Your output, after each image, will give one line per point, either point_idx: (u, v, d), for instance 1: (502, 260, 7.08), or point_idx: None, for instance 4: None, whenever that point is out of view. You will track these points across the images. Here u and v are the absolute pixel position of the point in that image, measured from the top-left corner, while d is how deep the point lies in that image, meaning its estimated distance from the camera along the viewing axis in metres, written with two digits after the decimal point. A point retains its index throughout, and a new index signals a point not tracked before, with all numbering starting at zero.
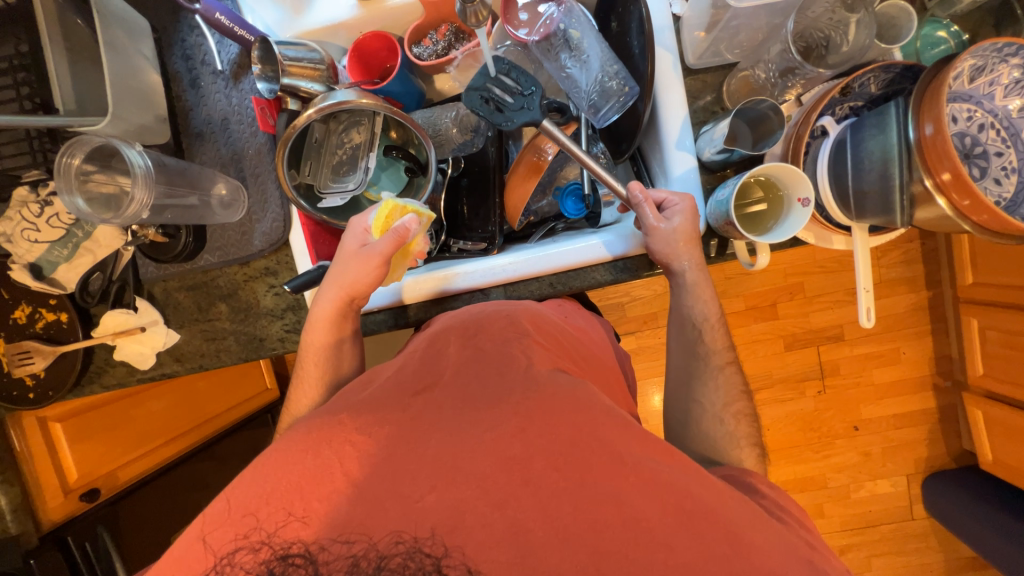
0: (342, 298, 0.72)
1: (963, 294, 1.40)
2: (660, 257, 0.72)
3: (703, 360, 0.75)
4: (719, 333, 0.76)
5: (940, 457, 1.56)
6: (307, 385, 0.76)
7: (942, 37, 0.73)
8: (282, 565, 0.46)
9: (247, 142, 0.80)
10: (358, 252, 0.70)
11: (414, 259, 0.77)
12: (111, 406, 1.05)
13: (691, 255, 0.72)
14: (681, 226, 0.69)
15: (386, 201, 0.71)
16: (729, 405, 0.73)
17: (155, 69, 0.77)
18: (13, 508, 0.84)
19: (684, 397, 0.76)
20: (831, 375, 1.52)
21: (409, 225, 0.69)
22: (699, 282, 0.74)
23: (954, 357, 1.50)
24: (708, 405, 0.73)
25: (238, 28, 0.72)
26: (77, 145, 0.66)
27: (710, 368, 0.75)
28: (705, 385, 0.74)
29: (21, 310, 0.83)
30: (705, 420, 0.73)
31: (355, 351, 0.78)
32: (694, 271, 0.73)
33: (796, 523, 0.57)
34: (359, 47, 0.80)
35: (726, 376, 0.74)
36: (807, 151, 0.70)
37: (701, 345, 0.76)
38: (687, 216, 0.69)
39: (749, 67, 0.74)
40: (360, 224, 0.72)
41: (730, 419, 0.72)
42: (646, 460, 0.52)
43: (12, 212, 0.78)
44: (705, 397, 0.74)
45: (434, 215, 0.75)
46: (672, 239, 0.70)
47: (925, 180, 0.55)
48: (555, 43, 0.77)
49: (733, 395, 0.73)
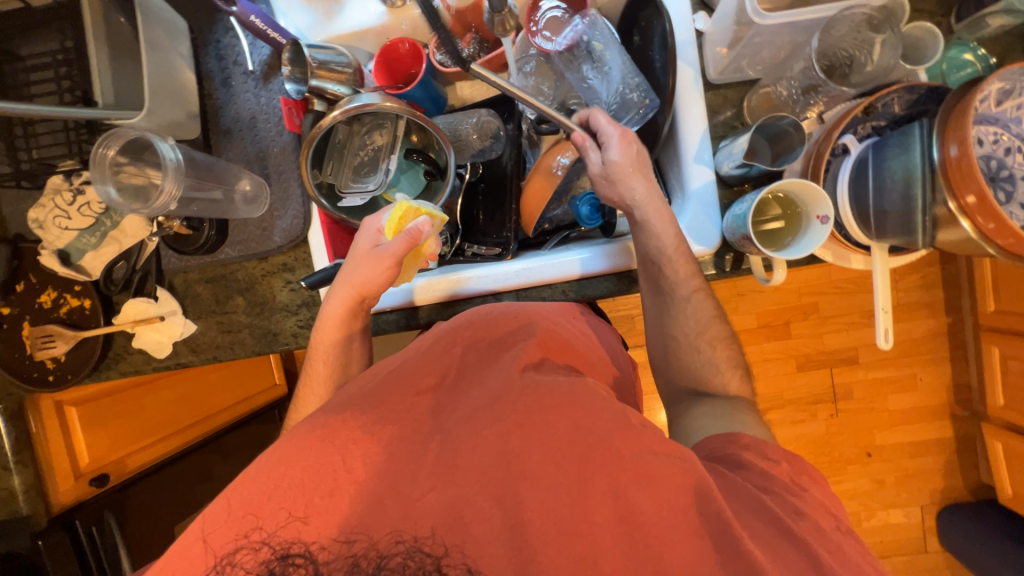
0: (353, 298, 0.72)
1: (983, 322, 1.36)
2: (605, 193, 0.73)
3: (668, 294, 0.72)
4: (681, 264, 0.70)
5: (957, 489, 1.51)
6: (315, 382, 0.77)
7: (968, 61, 0.71)
8: (282, 565, 0.47)
9: (272, 140, 0.82)
10: (370, 252, 0.71)
11: (426, 260, 0.78)
12: (127, 392, 1.07)
13: (633, 187, 0.70)
14: (625, 158, 0.70)
15: (401, 202, 0.73)
16: (703, 332, 0.72)
17: (190, 68, 0.79)
18: (26, 488, 0.86)
19: (659, 332, 0.75)
20: (843, 398, 1.49)
21: (422, 227, 0.70)
22: (649, 215, 0.70)
23: (973, 386, 1.45)
24: (682, 335, 0.72)
25: (271, 30, 0.74)
26: (113, 137, 0.68)
27: (677, 298, 0.71)
28: (676, 318, 0.72)
29: (47, 295, 0.85)
30: (682, 351, 0.73)
31: (363, 348, 0.79)
32: (641, 203, 0.70)
33: (781, 489, 0.52)
34: (384, 53, 0.81)
35: (696, 303, 0.71)
36: (828, 168, 0.68)
37: (664, 279, 0.71)
38: (621, 148, 0.70)
39: (771, 84, 0.73)
40: (371, 225, 0.74)
41: (706, 346, 0.72)
42: (644, 454, 0.50)
43: (46, 200, 0.81)
44: (678, 330, 0.72)
45: (447, 217, 0.75)
46: (611, 174, 0.71)
47: (949, 203, 0.54)
48: (577, 54, 0.79)
49: (705, 322, 0.72)
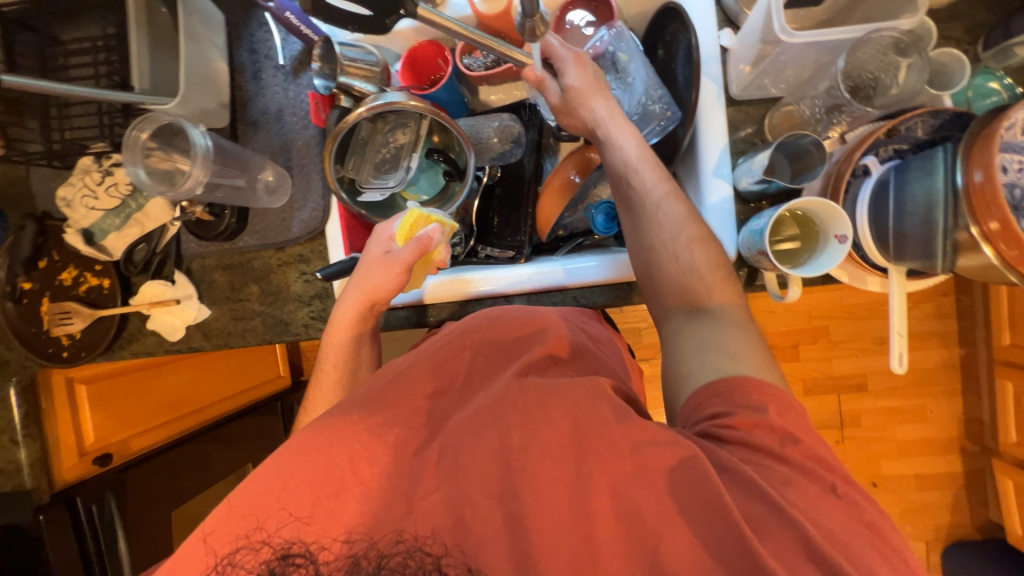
0: (363, 303, 0.73)
1: (998, 356, 1.33)
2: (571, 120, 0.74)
3: (638, 202, 0.69)
4: (648, 168, 0.69)
5: (964, 526, 1.47)
6: (326, 385, 0.77)
7: (994, 89, 0.71)
8: (282, 565, 0.47)
9: (297, 133, 0.83)
10: (382, 258, 0.72)
11: (434, 268, 0.79)
12: (134, 373, 1.09)
13: (593, 103, 0.72)
14: (583, 79, 0.73)
15: (412, 210, 0.74)
16: (678, 236, 0.66)
17: (223, 58, 0.81)
18: (31, 463, 0.87)
19: (637, 255, 0.69)
20: (850, 425, 1.47)
21: (432, 235, 0.71)
22: (612, 127, 0.71)
23: (985, 421, 1.43)
24: (659, 243, 0.66)
25: (304, 26, 0.76)
26: (148, 121, 0.71)
27: (648, 204, 0.68)
28: (650, 225, 0.67)
29: (68, 272, 0.87)
30: (663, 264, 0.66)
31: (373, 352, 0.79)
32: (601, 116, 0.71)
33: None
34: (412, 55, 0.83)
35: (668, 204, 0.67)
36: (847, 189, 0.68)
37: (632, 187, 0.69)
38: (576, 68, 0.73)
39: (794, 102, 0.74)
40: (384, 232, 0.75)
41: (685, 250, 0.65)
42: (644, 445, 0.49)
43: (75, 179, 0.84)
44: (654, 239, 0.67)
45: (457, 225, 0.77)
46: (571, 97, 0.73)
47: (972, 228, 0.53)
48: (603, 65, 0.82)
49: (681, 224, 0.66)
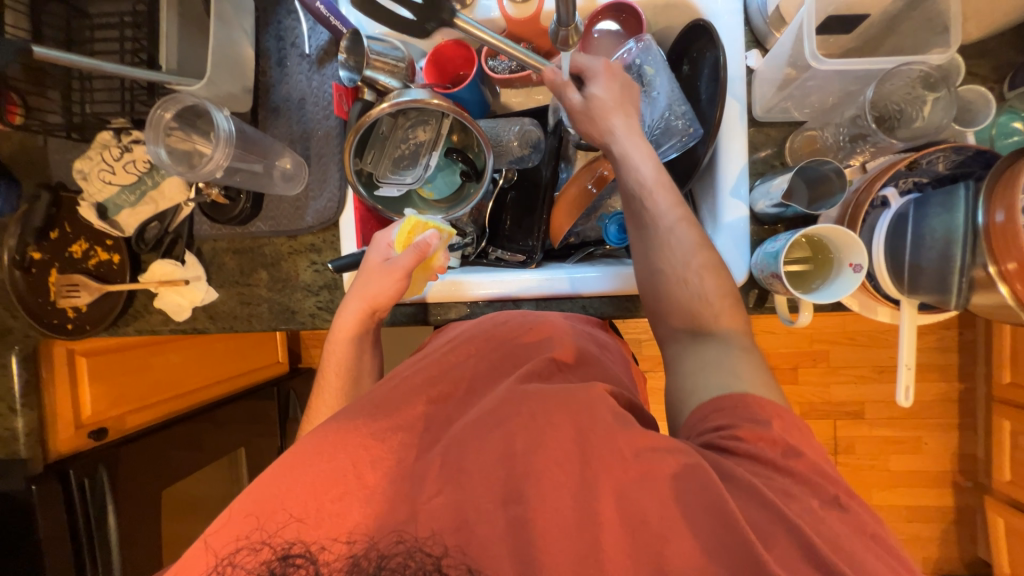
0: (364, 311, 0.73)
1: (996, 393, 1.33)
2: (589, 131, 0.73)
3: (651, 225, 0.68)
4: (664, 191, 0.68)
5: (950, 560, 1.48)
6: (327, 395, 0.77)
7: (1017, 129, 0.72)
8: (282, 565, 0.47)
9: (318, 123, 0.83)
10: (382, 266, 0.72)
11: (434, 274, 0.78)
12: (135, 350, 1.09)
13: (615, 116, 0.71)
14: (607, 90, 0.72)
15: (409, 218, 0.74)
16: (688, 264, 0.65)
17: (250, 44, 0.81)
18: (27, 432, 0.87)
19: (644, 278, 0.68)
20: (844, 452, 1.47)
21: (430, 240, 0.71)
22: (632, 143, 0.70)
23: (979, 458, 1.42)
24: (668, 270, 0.66)
25: (333, 18, 0.77)
26: (172, 102, 0.71)
27: (661, 229, 0.67)
28: (662, 249, 0.67)
29: (78, 245, 0.87)
30: (671, 290, 0.65)
31: (374, 360, 0.80)
32: (623, 130, 0.70)
33: None
34: (439, 52, 0.83)
35: (681, 232, 0.67)
36: (865, 219, 0.68)
37: (647, 210, 0.68)
38: (602, 82, 0.72)
39: (817, 128, 0.75)
40: (382, 239, 0.75)
41: (694, 279, 0.65)
42: (644, 450, 0.49)
43: (93, 153, 0.84)
44: (665, 264, 0.66)
45: (454, 233, 0.77)
46: (592, 107, 0.72)
47: (989, 266, 0.53)
48: (628, 76, 0.81)
49: (692, 252, 0.66)
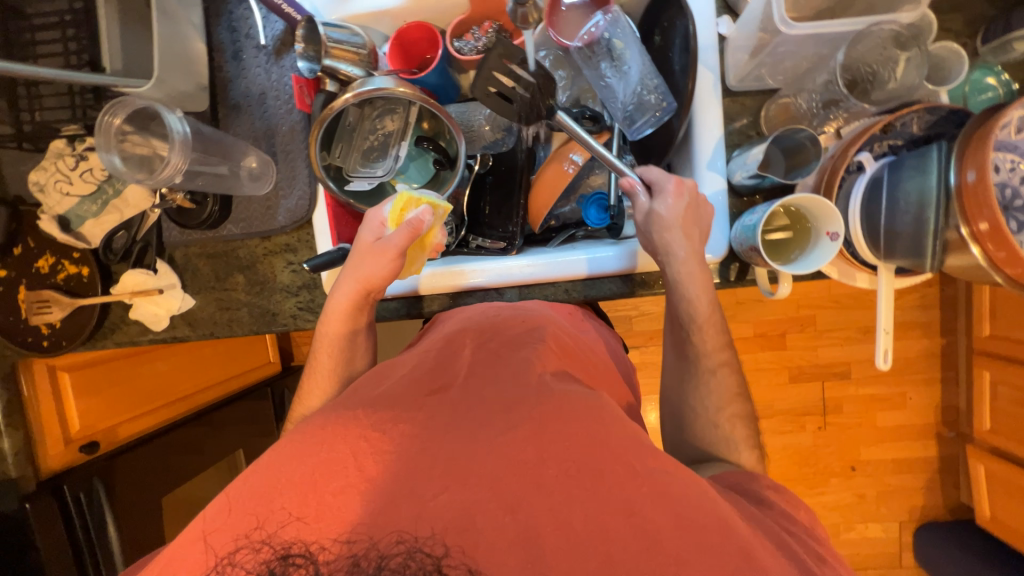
0: (358, 292, 0.72)
1: (976, 345, 1.37)
2: (652, 244, 0.70)
3: (693, 362, 0.73)
4: (710, 334, 0.71)
5: (936, 507, 1.54)
6: (320, 375, 0.76)
7: (990, 84, 0.71)
8: (282, 565, 0.46)
9: (281, 118, 0.80)
10: (374, 245, 0.70)
11: (431, 251, 0.77)
12: (118, 362, 1.07)
13: (680, 244, 0.68)
14: (672, 210, 0.67)
15: (402, 193, 0.72)
16: (721, 410, 0.71)
17: (201, 38, 0.78)
18: (16, 451, 0.86)
19: (676, 401, 0.74)
20: (832, 412, 1.51)
21: (422, 217, 0.68)
22: (689, 277, 0.69)
23: (961, 408, 1.47)
24: (701, 410, 0.72)
25: (286, 5, 0.73)
26: (119, 106, 0.67)
27: (702, 370, 0.72)
28: (699, 388, 0.72)
29: (44, 259, 0.84)
30: (699, 423, 0.71)
31: (368, 342, 0.79)
32: (685, 262, 0.68)
33: None
34: (400, 36, 0.79)
35: (718, 378, 0.72)
36: (840, 185, 0.68)
37: (691, 347, 0.72)
38: (673, 201, 0.67)
39: (791, 95, 0.73)
40: (374, 217, 0.72)
41: (725, 423, 0.70)
42: (657, 471, 0.50)
43: (47, 163, 0.80)
44: (697, 402, 0.72)
45: (450, 207, 0.74)
46: (657, 226, 0.68)
47: (961, 228, 0.53)
48: (597, 51, 0.78)
49: (726, 399, 0.71)
